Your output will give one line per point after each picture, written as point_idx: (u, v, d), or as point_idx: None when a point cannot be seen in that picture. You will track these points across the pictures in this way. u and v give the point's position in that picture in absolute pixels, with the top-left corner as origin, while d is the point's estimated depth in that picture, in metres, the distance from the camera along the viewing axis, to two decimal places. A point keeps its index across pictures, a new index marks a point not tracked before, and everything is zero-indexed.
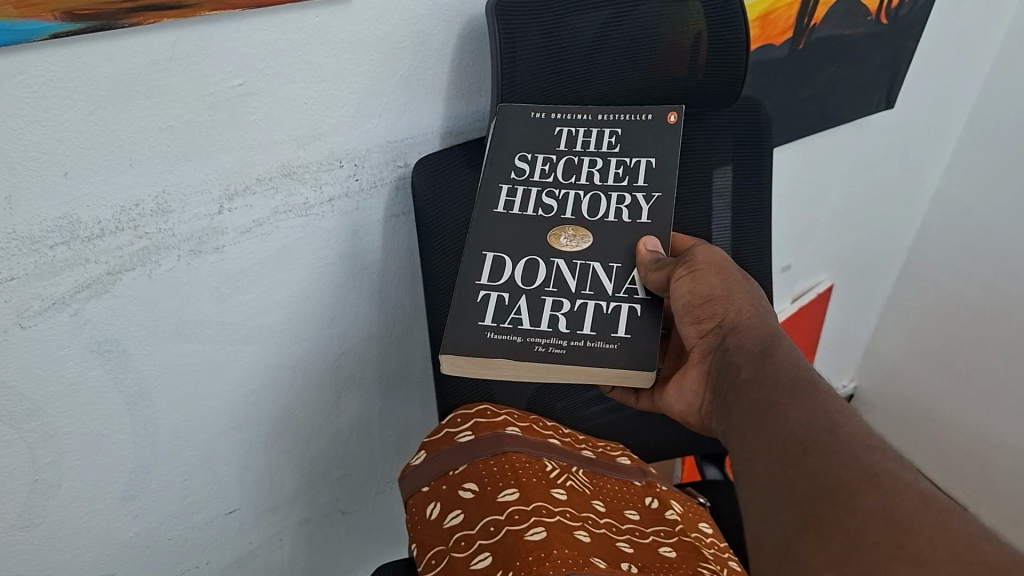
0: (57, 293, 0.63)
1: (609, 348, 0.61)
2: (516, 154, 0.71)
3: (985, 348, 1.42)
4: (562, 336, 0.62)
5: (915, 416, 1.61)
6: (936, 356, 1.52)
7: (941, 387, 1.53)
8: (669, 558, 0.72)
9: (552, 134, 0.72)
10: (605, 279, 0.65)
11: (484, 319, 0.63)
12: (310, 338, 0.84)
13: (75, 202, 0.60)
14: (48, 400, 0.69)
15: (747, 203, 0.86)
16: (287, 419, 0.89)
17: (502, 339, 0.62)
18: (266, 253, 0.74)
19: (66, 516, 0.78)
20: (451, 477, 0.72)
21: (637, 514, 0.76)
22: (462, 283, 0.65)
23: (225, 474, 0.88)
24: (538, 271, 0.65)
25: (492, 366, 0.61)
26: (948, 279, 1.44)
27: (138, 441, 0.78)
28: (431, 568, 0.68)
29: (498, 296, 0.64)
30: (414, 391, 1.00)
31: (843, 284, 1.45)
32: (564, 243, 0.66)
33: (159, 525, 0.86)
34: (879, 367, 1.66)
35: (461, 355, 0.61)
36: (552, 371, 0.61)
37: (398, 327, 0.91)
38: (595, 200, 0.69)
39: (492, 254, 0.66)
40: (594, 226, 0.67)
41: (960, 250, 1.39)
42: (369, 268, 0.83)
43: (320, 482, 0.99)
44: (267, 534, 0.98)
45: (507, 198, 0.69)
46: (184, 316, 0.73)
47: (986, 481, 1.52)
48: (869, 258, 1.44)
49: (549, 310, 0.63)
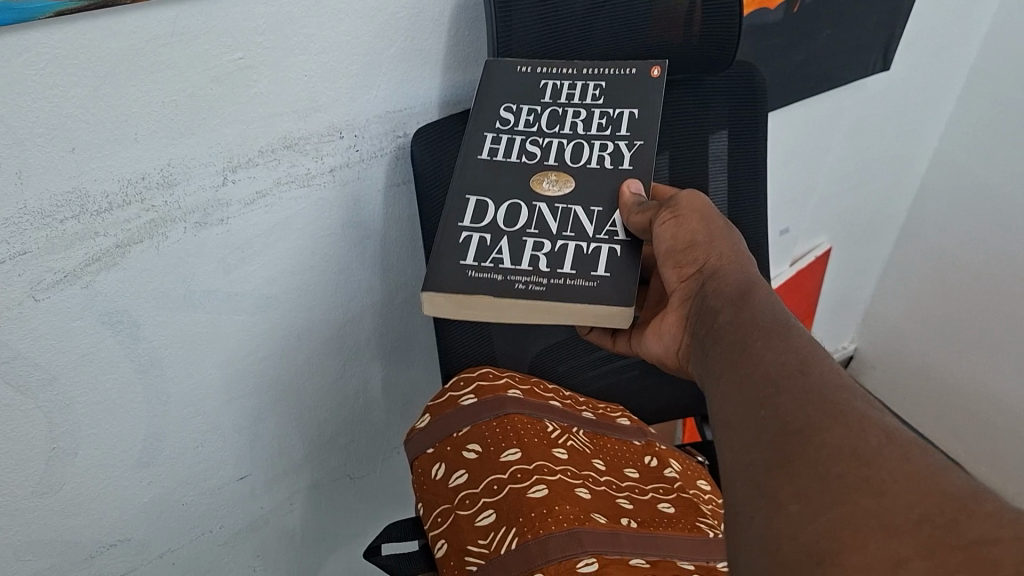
0: (68, 267, 0.65)
1: (588, 285, 0.61)
2: (502, 105, 0.71)
3: (984, 309, 1.43)
4: (542, 275, 0.62)
5: (915, 377, 1.63)
6: (938, 319, 1.52)
7: (940, 347, 1.55)
8: (667, 513, 0.74)
9: (537, 86, 0.72)
10: (586, 221, 0.65)
11: (465, 260, 0.63)
12: (316, 307, 0.86)
13: (84, 178, 0.62)
14: (64, 370, 0.71)
15: (743, 166, 0.87)
16: (296, 386, 0.91)
17: (483, 278, 0.62)
18: (270, 224, 0.76)
19: (83, 482, 0.80)
20: (454, 439, 0.74)
21: (636, 472, 0.78)
22: (445, 225, 0.66)
23: (237, 440, 0.90)
24: (520, 213, 0.66)
25: (474, 305, 0.62)
26: (947, 240, 1.45)
27: (150, 408, 0.80)
28: (437, 525, 0.70)
29: (480, 238, 0.65)
30: (419, 359, 1.02)
31: (844, 246, 1.46)
32: (545, 188, 0.67)
33: (174, 491, 0.88)
34: (879, 331, 1.68)
35: (441, 295, 0.62)
36: (536, 314, 0.62)
37: (402, 295, 0.93)
38: (577, 148, 0.69)
39: (476, 198, 0.67)
40: (576, 173, 0.68)
41: (958, 211, 1.40)
42: (373, 236, 0.85)
43: (329, 447, 1.01)
44: (277, 502, 1.00)
45: (491, 145, 0.70)
46: (192, 286, 0.75)
47: (986, 438, 1.54)
48: (868, 221, 1.45)
49: (529, 251, 0.63)
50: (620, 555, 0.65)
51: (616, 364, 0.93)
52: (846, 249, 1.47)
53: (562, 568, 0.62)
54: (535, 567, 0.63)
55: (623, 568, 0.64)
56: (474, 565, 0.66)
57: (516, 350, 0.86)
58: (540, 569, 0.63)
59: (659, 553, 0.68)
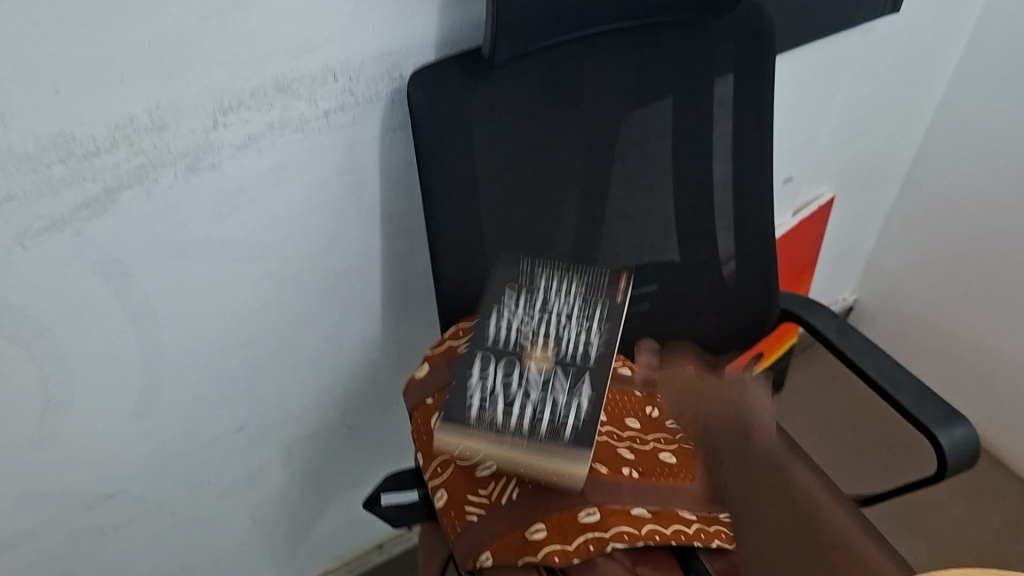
0: (57, 212, 0.65)
1: (572, 431, 0.64)
2: (505, 291, 0.74)
3: (990, 260, 1.42)
4: (533, 423, 0.64)
5: (915, 327, 1.63)
6: (939, 268, 1.52)
7: (943, 297, 1.54)
8: (671, 459, 0.74)
9: (530, 279, 0.75)
10: (566, 377, 0.67)
11: (470, 404, 0.66)
12: (313, 256, 0.84)
13: (69, 121, 0.61)
14: (56, 318, 0.71)
15: (748, 109, 0.85)
16: (294, 338, 0.89)
17: (484, 419, 0.65)
18: (263, 169, 0.74)
19: (79, 433, 0.80)
20: (454, 391, 0.75)
21: (638, 421, 0.79)
22: (455, 387, 0.67)
23: (235, 392, 0.89)
24: (512, 372, 0.67)
25: (477, 441, 0.65)
26: (952, 188, 1.43)
27: (145, 358, 0.79)
28: (437, 475, 0.72)
29: (481, 386, 0.67)
30: (417, 312, 0.99)
31: (848, 195, 1.44)
32: (534, 360, 0.68)
33: (172, 442, 0.88)
34: (882, 280, 1.67)
35: (451, 428, 0.66)
36: (538, 464, 0.64)
37: (400, 246, 0.90)
38: (564, 330, 0.71)
39: (480, 355, 0.69)
40: (561, 352, 0.69)
41: (965, 159, 1.38)
42: (371, 184, 0.82)
43: (331, 400, 0.99)
44: (276, 454, 0.99)
45: (493, 323, 0.72)
46: (185, 234, 0.73)
47: (984, 389, 1.54)
48: (871, 170, 1.43)
49: (521, 401, 0.65)
50: (620, 505, 0.67)
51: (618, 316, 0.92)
52: (848, 198, 1.45)
53: (563, 518, 0.66)
54: (537, 516, 0.66)
55: (624, 518, 0.66)
56: (474, 515, 0.68)
57: None
58: (541, 520, 0.66)
59: (660, 503, 0.69)
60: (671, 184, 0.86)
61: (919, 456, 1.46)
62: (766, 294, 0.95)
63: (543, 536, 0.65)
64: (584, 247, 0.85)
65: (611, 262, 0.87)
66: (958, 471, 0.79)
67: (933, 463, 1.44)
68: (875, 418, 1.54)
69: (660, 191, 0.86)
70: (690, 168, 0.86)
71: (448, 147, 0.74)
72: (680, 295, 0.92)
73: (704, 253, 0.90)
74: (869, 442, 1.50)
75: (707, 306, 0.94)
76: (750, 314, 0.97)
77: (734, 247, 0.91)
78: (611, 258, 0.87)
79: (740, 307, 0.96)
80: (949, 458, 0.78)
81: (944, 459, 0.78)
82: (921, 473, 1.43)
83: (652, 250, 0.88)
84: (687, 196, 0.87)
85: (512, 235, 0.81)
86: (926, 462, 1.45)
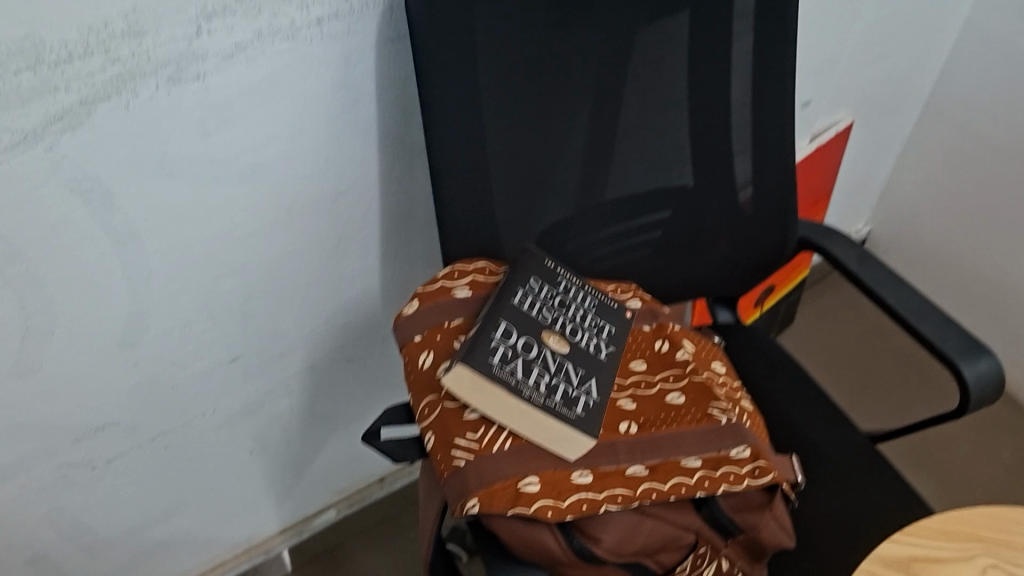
0: (28, 126, 0.59)
1: (575, 418, 0.65)
2: (532, 276, 0.74)
3: (1005, 186, 1.36)
4: (545, 397, 0.65)
5: (929, 256, 1.57)
6: (953, 193, 1.46)
7: (955, 224, 1.49)
8: (676, 406, 0.72)
9: (548, 268, 0.76)
10: (572, 373, 0.69)
11: (492, 360, 0.65)
12: (306, 177, 0.78)
13: (36, 23, 0.55)
14: (33, 243, 0.66)
15: (772, 24, 0.77)
16: (286, 263, 0.84)
17: (504, 375, 0.64)
18: (252, 82, 0.67)
19: (63, 363, 0.75)
20: (446, 329, 0.72)
21: (643, 364, 0.76)
22: (479, 333, 0.66)
23: (227, 321, 0.84)
24: (532, 349, 0.68)
25: (489, 396, 0.64)
26: (966, 113, 1.38)
27: (132, 286, 0.74)
28: (424, 416, 0.68)
29: (504, 350, 0.66)
30: (417, 238, 0.93)
31: (864, 120, 1.38)
32: (553, 342, 0.70)
33: (161, 373, 0.84)
34: (890, 210, 1.62)
35: (468, 368, 0.64)
36: (536, 434, 0.65)
37: (400, 166, 0.84)
38: (576, 332, 0.73)
39: (505, 325, 0.68)
40: (572, 345, 0.71)
41: (983, 81, 1.32)
42: (369, 99, 0.76)
43: (326, 329, 0.95)
44: (273, 384, 0.95)
45: (523, 294, 0.72)
46: (168, 152, 0.67)
47: (998, 321, 1.47)
48: (889, 96, 1.37)
49: (537, 377, 0.66)
50: (615, 466, 0.65)
51: (627, 244, 0.87)
52: (864, 124, 1.39)
53: (556, 477, 0.64)
54: (529, 469, 0.63)
55: (620, 480, 0.65)
56: (462, 460, 0.64)
57: (523, 226, 0.79)
58: (535, 473, 0.63)
59: (659, 455, 0.67)
60: (687, 102, 0.79)
61: (936, 387, 1.48)
62: (785, 225, 0.90)
63: (536, 490, 0.62)
64: (593, 167, 0.79)
65: (622, 188, 0.82)
66: (979, 404, 0.78)
67: (955, 394, 1.46)
68: (896, 349, 1.54)
69: (676, 111, 0.79)
70: (708, 84, 0.79)
71: (449, 47, 0.67)
72: (693, 222, 0.88)
73: (721, 178, 0.85)
74: (889, 373, 1.51)
75: (723, 235, 0.90)
76: (769, 245, 0.92)
77: (752, 173, 0.86)
78: (622, 182, 0.81)
79: (758, 238, 0.91)
80: (971, 390, 0.77)
81: (966, 391, 0.77)
82: (944, 404, 1.44)
83: (667, 175, 0.83)
84: (707, 117, 0.81)
85: (516, 151, 0.74)
86: (948, 392, 1.46)
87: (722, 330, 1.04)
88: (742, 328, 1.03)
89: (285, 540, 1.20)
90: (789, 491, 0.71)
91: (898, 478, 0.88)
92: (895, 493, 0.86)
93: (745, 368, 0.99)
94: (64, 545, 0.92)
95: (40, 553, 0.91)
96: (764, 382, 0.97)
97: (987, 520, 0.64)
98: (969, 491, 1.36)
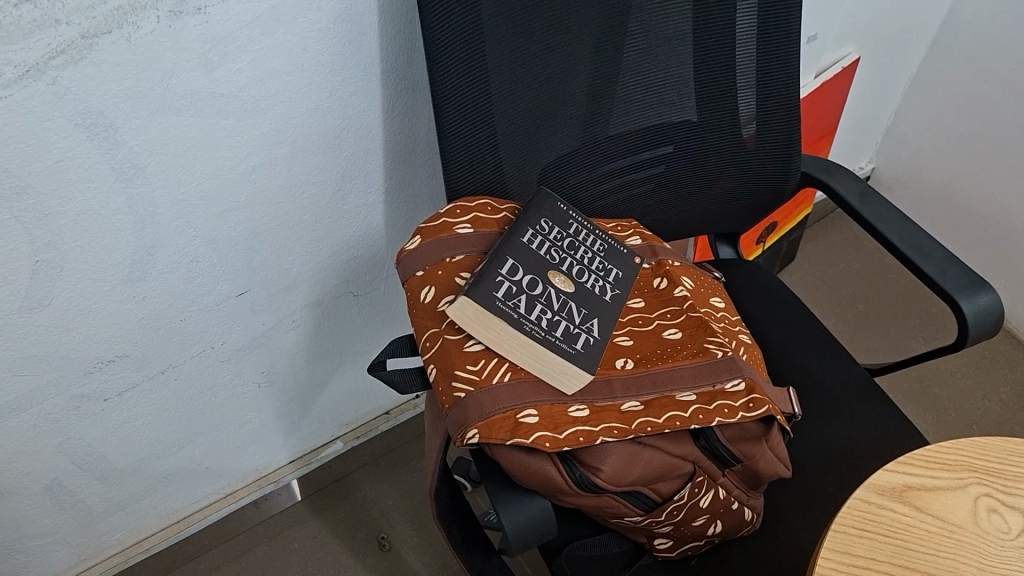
0: (29, 59, 0.59)
1: (572, 351, 0.68)
2: (543, 218, 0.77)
3: (1011, 126, 1.35)
4: (545, 330, 0.68)
5: (932, 195, 1.57)
6: (959, 132, 1.45)
7: (959, 163, 1.48)
8: (672, 341, 0.73)
9: (560, 210, 0.78)
10: (575, 312, 0.71)
11: (497, 293, 0.68)
12: (307, 113, 0.78)
13: None
14: (39, 177, 0.66)
15: None
16: (291, 198, 0.84)
17: (507, 307, 0.68)
18: (253, 16, 0.67)
19: (73, 296, 0.77)
20: (447, 265, 0.73)
21: (642, 301, 0.77)
22: (486, 269, 0.70)
23: (233, 257, 0.85)
24: (536, 287, 0.71)
25: (491, 328, 0.67)
26: (975, 50, 1.36)
27: (139, 221, 0.75)
28: (425, 350, 0.69)
29: (509, 285, 0.70)
30: (420, 173, 0.93)
31: (870, 57, 1.37)
32: (558, 282, 0.73)
33: (169, 307, 0.85)
34: (895, 149, 1.61)
35: (472, 301, 0.67)
36: (535, 366, 0.67)
37: (402, 101, 0.84)
38: (581, 273, 0.75)
39: (511, 262, 0.71)
40: (578, 285, 0.74)
41: (993, 18, 1.30)
42: (371, 33, 0.75)
43: (331, 265, 0.96)
44: (278, 319, 0.96)
45: (533, 234, 0.75)
46: (172, 86, 0.67)
47: (1000, 259, 1.48)
48: (896, 31, 1.35)
49: (538, 311, 0.69)
50: (611, 402, 0.67)
51: (629, 181, 0.87)
52: (870, 62, 1.38)
53: (554, 410, 0.65)
54: (527, 403, 0.65)
55: (615, 414, 0.66)
56: (462, 391, 0.65)
57: (526, 164, 0.79)
58: (533, 406, 0.65)
59: (655, 391, 0.68)
60: (692, 36, 0.78)
61: (936, 326, 1.49)
62: (788, 162, 0.90)
63: (535, 421, 0.64)
64: (596, 101, 0.79)
65: (625, 122, 0.82)
66: (977, 339, 0.79)
67: (954, 331, 1.48)
68: (898, 288, 1.55)
69: (679, 45, 0.78)
70: (714, 19, 0.78)
71: None
72: (696, 158, 0.88)
73: (724, 113, 0.85)
74: (891, 311, 1.52)
75: (725, 171, 0.90)
76: (771, 181, 0.92)
77: (756, 109, 0.85)
78: (625, 117, 0.81)
79: (761, 174, 0.91)
80: (969, 325, 0.78)
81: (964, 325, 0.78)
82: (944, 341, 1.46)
83: (670, 112, 0.83)
84: (711, 51, 0.80)
85: (520, 85, 0.73)
86: (948, 329, 1.48)
87: (723, 265, 1.04)
88: (742, 263, 1.04)
89: (294, 471, 1.23)
90: (784, 421, 0.72)
91: (894, 410, 0.90)
92: (890, 424, 0.88)
93: (746, 302, 0.99)
94: (79, 475, 0.95)
95: (56, 481, 0.94)
96: (764, 317, 0.98)
97: (978, 451, 0.66)
98: (967, 426, 1.39)
